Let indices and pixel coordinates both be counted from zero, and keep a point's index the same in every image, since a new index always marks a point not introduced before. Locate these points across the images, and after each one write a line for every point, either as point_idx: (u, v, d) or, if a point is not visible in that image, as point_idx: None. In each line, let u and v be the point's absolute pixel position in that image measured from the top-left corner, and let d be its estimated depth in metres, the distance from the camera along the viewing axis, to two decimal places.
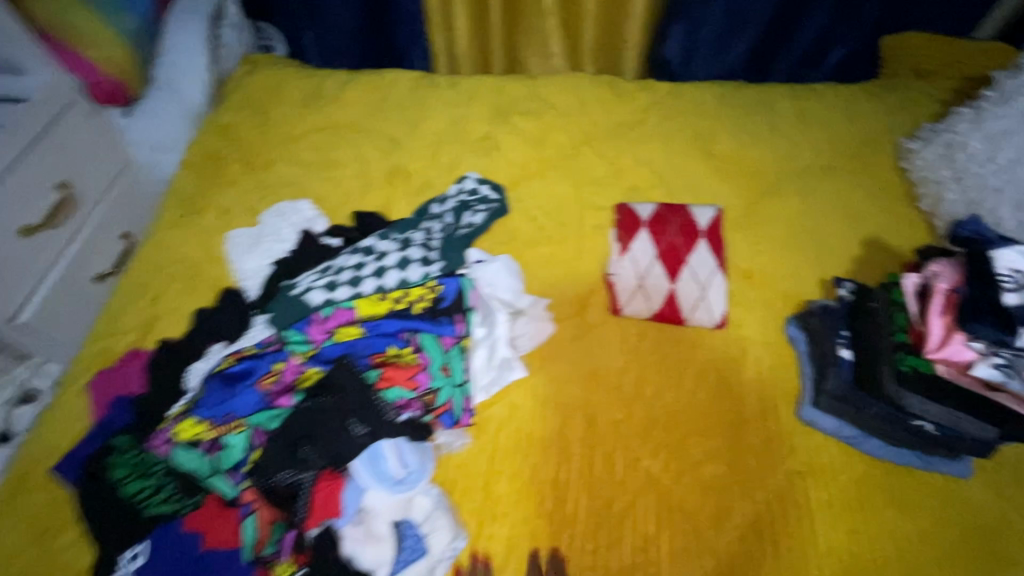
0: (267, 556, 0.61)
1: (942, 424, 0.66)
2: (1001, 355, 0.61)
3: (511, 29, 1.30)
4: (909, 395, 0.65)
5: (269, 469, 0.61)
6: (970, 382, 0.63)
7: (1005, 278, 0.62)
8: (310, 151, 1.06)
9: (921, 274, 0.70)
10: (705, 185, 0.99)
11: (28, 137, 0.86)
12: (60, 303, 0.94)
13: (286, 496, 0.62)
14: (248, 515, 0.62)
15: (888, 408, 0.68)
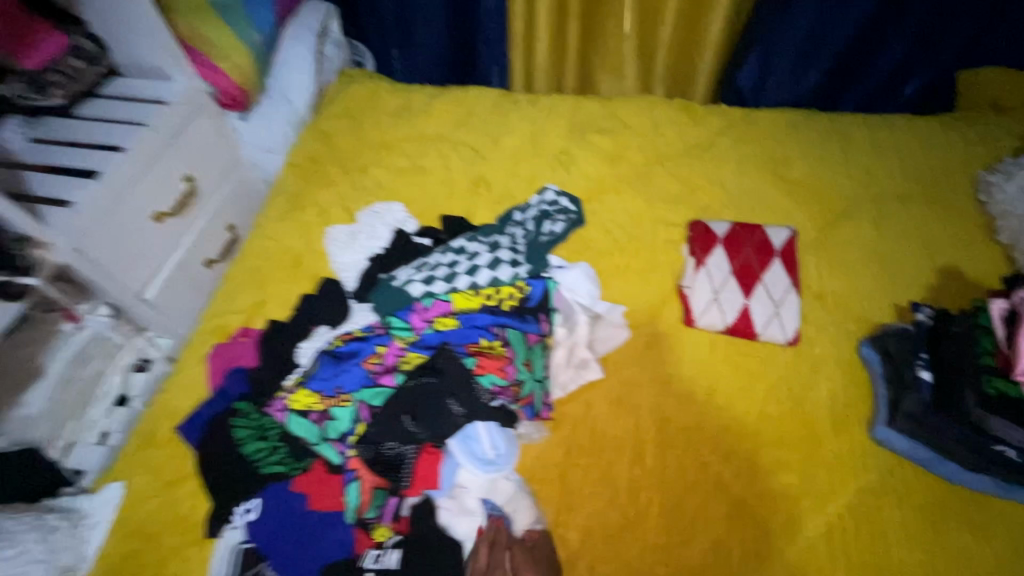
0: (369, 519, 0.68)
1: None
2: None
3: (587, 53, 1.38)
4: (994, 420, 0.67)
5: (378, 438, 0.71)
6: None
7: None
8: (401, 158, 1.15)
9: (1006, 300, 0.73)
10: (778, 208, 1.02)
11: (169, 134, 0.98)
12: (177, 283, 1.05)
13: (394, 464, 0.70)
14: (352, 480, 0.69)
15: (968, 432, 0.70)
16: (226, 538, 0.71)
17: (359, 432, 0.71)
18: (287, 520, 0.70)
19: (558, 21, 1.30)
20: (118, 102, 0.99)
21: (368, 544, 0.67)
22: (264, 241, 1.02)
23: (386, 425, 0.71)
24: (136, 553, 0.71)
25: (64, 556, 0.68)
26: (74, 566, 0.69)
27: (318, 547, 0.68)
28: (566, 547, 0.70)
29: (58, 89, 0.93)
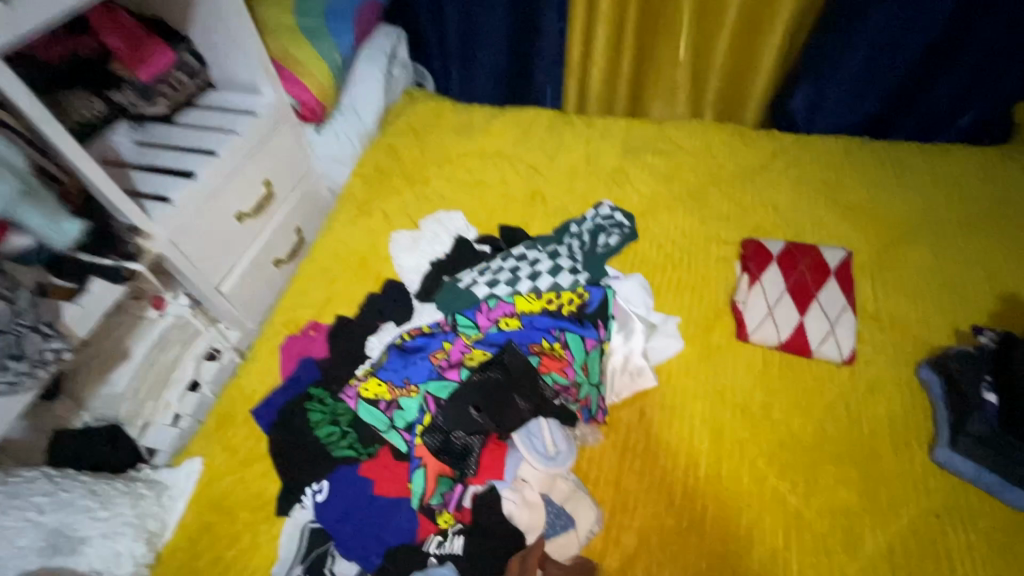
0: (434, 506, 0.72)
1: None
2: None
3: (639, 79, 1.43)
4: None
5: (448, 427, 0.74)
6: None
7: None
8: (462, 171, 1.21)
9: None
10: (832, 230, 1.04)
11: (256, 141, 1.07)
12: (249, 281, 1.13)
13: (461, 455, 0.74)
14: (417, 467, 0.73)
15: None
16: (295, 517, 0.74)
17: (424, 425, 0.75)
18: (355, 502, 0.74)
19: (614, 46, 1.35)
20: (214, 113, 1.08)
21: (430, 530, 0.72)
22: (333, 243, 1.08)
23: (453, 417, 0.75)
24: (212, 525, 0.75)
25: (150, 522, 0.73)
26: (158, 533, 0.73)
27: (384, 531, 0.72)
28: (622, 549, 0.70)
29: (163, 98, 1.03)
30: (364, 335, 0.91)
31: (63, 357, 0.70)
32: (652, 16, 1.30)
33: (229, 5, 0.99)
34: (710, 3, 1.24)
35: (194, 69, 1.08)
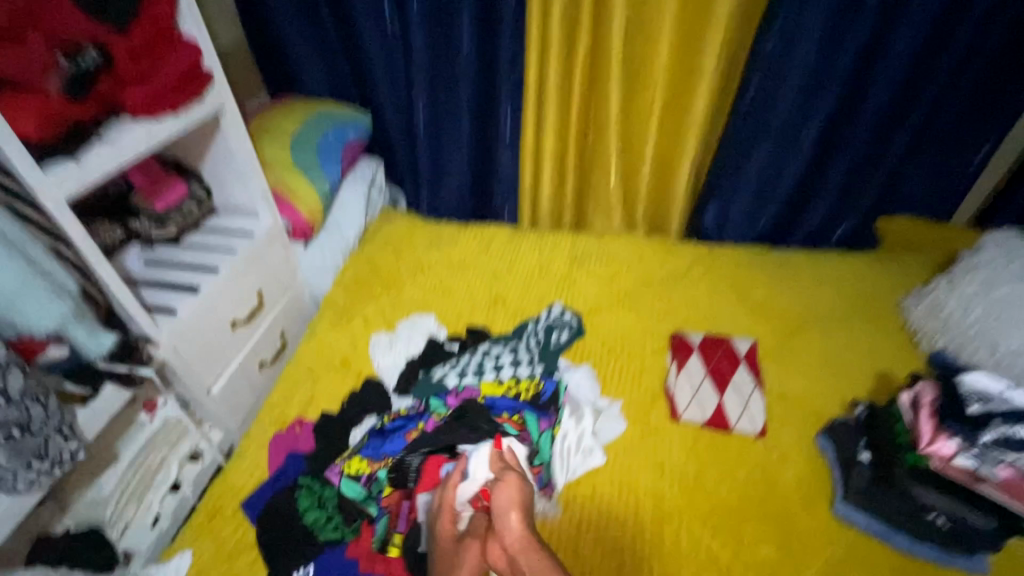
0: (389, 532, 0.86)
1: (951, 517, 0.81)
2: (974, 449, 0.77)
3: (581, 201, 1.72)
4: (920, 487, 0.82)
5: (404, 457, 0.90)
6: (959, 476, 0.78)
7: (972, 397, 0.80)
8: (433, 280, 1.40)
9: (911, 394, 0.87)
10: (742, 322, 1.26)
11: (253, 257, 1.23)
12: (236, 383, 1.22)
13: (403, 472, 0.89)
14: (382, 516, 0.87)
15: (904, 502, 0.84)
16: None
17: (394, 478, 0.89)
18: None
19: (559, 175, 1.64)
20: (215, 235, 1.25)
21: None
22: (318, 345, 1.21)
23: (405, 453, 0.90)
24: None
25: None
26: None
27: None
28: None
29: (174, 224, 1.17)
30: (348, 428, 1.02)
31: (77, 456, 0.78)
32: (587, 153, 1.61)
33: (241, 150, 1.19)
34: (631, 144, 1.55)
35: (201, 198, 1.24)
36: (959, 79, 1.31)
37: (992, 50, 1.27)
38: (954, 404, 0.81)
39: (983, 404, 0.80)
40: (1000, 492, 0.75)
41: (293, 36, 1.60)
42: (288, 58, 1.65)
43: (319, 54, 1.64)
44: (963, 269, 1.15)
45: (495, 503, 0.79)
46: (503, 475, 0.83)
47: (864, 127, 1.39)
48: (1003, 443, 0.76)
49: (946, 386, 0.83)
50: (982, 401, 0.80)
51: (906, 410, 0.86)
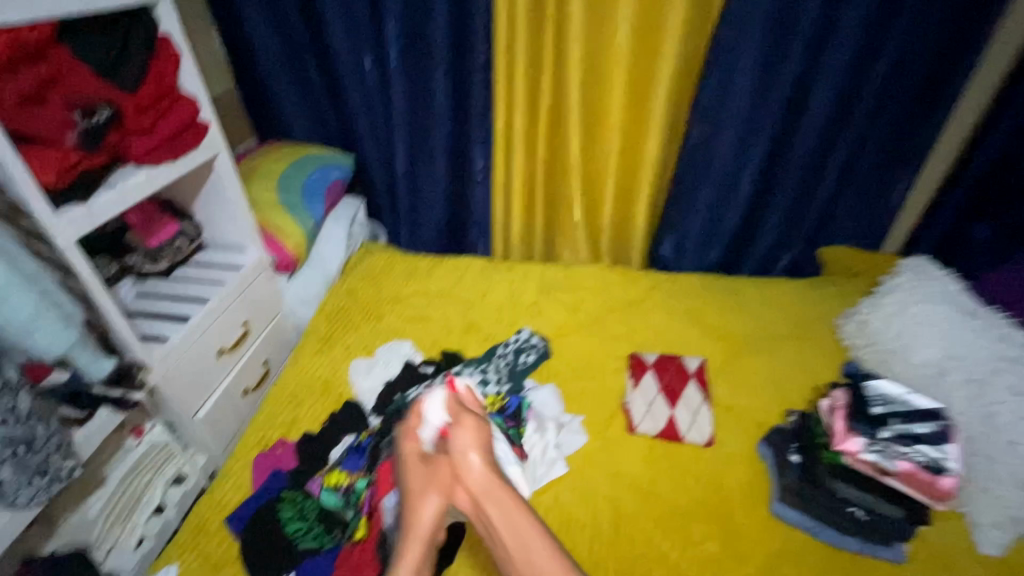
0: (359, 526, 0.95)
1: (867, 509, 0.95)
2: (876, 445, 0.95)
3: (549, 234, 1.85)
4: (838, 482, 0.98)
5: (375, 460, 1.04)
6: (868, 469, 0.95)
7: (875, 403, 1.01)
8: (409, 309, 1.49)
9: (830, 401, 1.05)
10: (694, 343, 1.38)
11: (240, 288, 1.31)
12: (221, 408, 1.29)
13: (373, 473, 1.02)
14: (356, 514, 0.97)
15: (828, 498, 0.98)
16: None
17: (368, 483, 1.01)
18: None
19: (528, 211, 1.78)
20: (205, 269, 1.33)
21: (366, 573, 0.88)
22: (300, 371, 1.29)
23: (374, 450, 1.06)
24: None
25: None
26: None
27: None
28: None
29: (165, 259, 1.26)
30: (328, 446, 1.09)
31: (74, 473, 0.84)
32: (553, 191, 1.75)
33: (231, 189, 1.29)
34: (592, 182, 1.69)
35: (193, 236, 1.33)
36: (875, 126, 1.48)
37: (900, 100, 1.43)
38: (859, 410, 1.00)
39: (882, 409, 0.99)
40: (902, 482, 0.92)
41: (280, 86, 1.74)
42: (276, 105, 1.78)
43: (304, 101, 1.77)
44: (886, 289, 1.25)
45: (455, 445, 0.84)
46: (460, 417, 0.87)
47: (796, 167, 1.55)
48: (897, 439, 0.94)
49: (855, 396, 1.02)
50: (882, 407, 1.00)
51: (826, 413, 1.03)
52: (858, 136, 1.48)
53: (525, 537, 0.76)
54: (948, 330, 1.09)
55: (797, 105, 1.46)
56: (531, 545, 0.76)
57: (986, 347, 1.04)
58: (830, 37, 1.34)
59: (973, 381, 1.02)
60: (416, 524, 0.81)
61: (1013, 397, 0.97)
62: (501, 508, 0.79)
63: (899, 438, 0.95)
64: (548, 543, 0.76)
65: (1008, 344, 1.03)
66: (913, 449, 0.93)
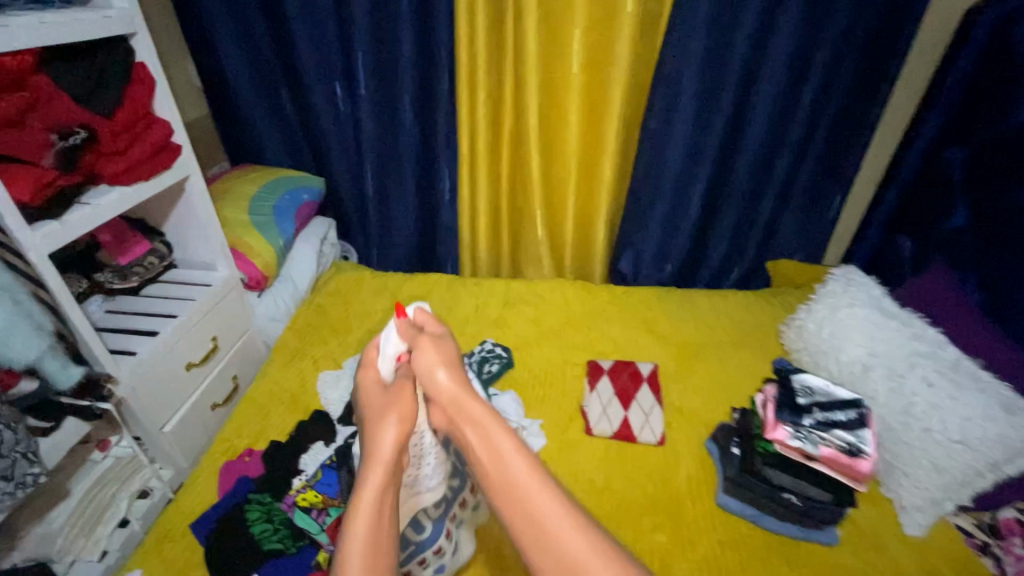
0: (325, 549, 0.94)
1: (800, 493, 1.01)
2: (799, 432, 1.02)
3: (515, 252, 1.93)
4: (770, 469, 1.04)
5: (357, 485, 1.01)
6: (796, 455, 1.02)
7: (801, 393, 1.09)
8: (378, 324, 1.54)
9: (763, 394, 1.13)
10: (648, 350, 1.46)
11: (210, 304, 1.35)
12: (188, 422, 1.31)
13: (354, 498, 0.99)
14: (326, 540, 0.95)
15: (766, 486, 1.03)
16: None
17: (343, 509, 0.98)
18: None
19: (493, 230, 1.86)
20: (175, 286, 1.37)
21: None
22: (269, 384, 1.32)
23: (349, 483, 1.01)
24: None
25: None
26: None
27: None
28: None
29: (136, 276, 1.28)
30: (295, 453, 1.12)
31: (38, 481, 0.86)
32: (517, 210, 1.84)
33: (203, 208, 1.34)
34: (553, 202, 1.79)
35: (164, 254, 1.36)
36: (809, 148, 1.61)
37: (830, 125, 1.58)
38: (785, 398, 1.08)
39: (807, 399, 1.08)
40: (824, 465, 1.00)
41: (253, 112, 1.81)
42: (248, 131, 1.84)
43: (277, 127, 1.84)
44: (820, 295, 1.36)
45: (421, 366, 0.88)
46: (419, 340, 0.91)
47: (739, 186, 1.68)
48: (817, 425, 1.02)
49: (782, 388, 1.10)
50: (807, 397, 1.08)
51: (759, 404, 1.11)
52: (794, 157, 1.61)
53: (494, 442, 0.80)
54: (872, 330, 1.20)
55: (737, 131, 1.59)
56: (500, 448, 0.79)
57: (905, 343, 1.14)
58: (760, 69, 1.48)
59: (894, 375, 1.11)
60: (378, 445, 0.78)
61: (929, 388, 1.05)
62: (470, 419, 0.83)
63: (819, 424, 1.02)
64: (516, 445, 0.80)
65: (923, 340, 1.12)
66: (831, 434, 1.01)
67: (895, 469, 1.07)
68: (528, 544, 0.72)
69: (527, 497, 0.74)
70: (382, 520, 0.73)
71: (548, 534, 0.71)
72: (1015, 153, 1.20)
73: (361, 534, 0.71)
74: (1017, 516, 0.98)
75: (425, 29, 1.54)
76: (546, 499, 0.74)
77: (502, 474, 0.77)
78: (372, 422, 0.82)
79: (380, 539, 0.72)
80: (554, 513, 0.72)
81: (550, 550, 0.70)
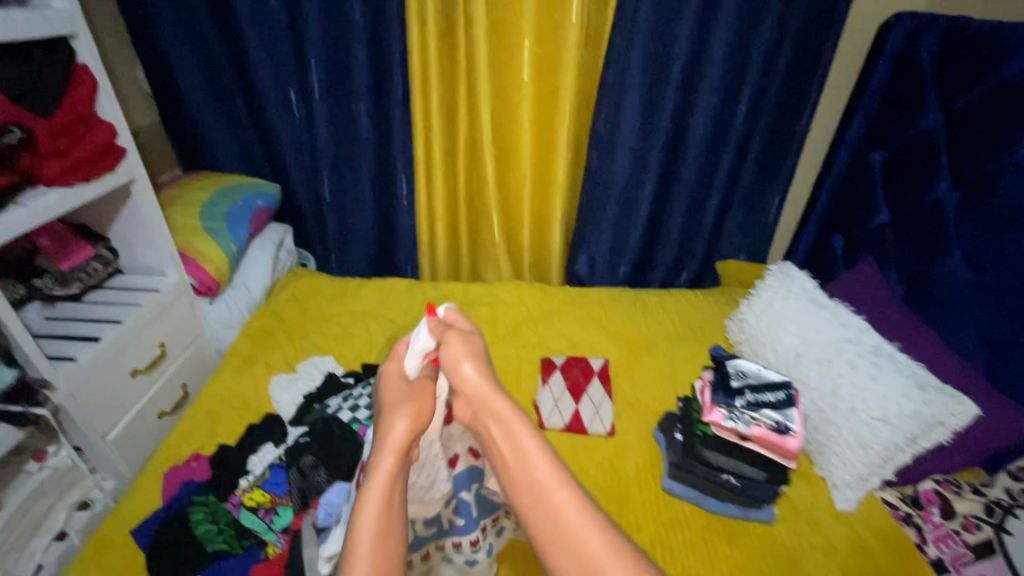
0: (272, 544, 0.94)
1: (736, 474, 1.08)
2: (732, 412, 1.08)
3: (473, 256, 1.96)
4: (708, 451, 1.10)
5: (310, 483, 1.01)
6: (730, 435, 1.09)
7: (734, 377, 1.16)
8: (334, 327, 1.54)
9: (703, 380, 1.20)
10: (600, 346, 1.51)
11: (158, 309, 1.33)
12: (133, 431, 1.28)
13: (306, 497, 1.00)
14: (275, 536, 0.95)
15: (706, 467, 1.09)
16: None
17: (292, 508, 0.98)
18: None
19: (451, 234, 1.89)
20: (120, 292, 1.35)
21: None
22: (219, 389, 1.31)
23: (299, 485, 1.00)
24: None
25: None
26: None
27: None
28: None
29: (77, 283, 1.26)
30: (244, 455, 1.10)
31: None
32: (474, 215, 1.87)
33: (149, 213, 1.32)
34: (509, 207, 1.83)
35: (108, 259, 1.34)
36: (747, 152, 1.71)
37: (766, 131, 1.67)
38: (720, 382, 1.15)
39: (740, 381, 1.14)
40: (758, 444, 1.06)
41: (206, 119, 1.80)
42: (201, 137, 1.83)
43: (230, 134, 1.83)
44: (759, 288, 1.44)
45: (446, 359, 0.82)
46: (447, 334, 0.84)
47: (685, 190, 1.76)
48: (747, 405, 1.08)
49: (717, 374, 1.17)
50: (740, 380, 1.15)
51: (698, 390, 1.18)
52: (733, 162, 1.71)
53: (517, 438, 0.76)
54: (803, 320, 1.27)
55: (681, 137, 1.67)
56: (522, 444, 0.75)
57: (832, 330, 1.22)
58: (699, 78, 1.56)
59: (822, 360, 1.18)
60: (390, 434, 0.75)
61: (852, 370, 1.12)
62: (493, 414, 0.78)
63: (749, 405, 1.09)
64: (541, 443, 0.76)
65: (848, 327, 1.21)
66: (761, 414, 1.07)
67: (826, 449, 1.12)
68: (547, 539, 0.70)
69: (546, 494, 0.72)
70: (392, 511, 0.71)
71: (569, 535, 0.68)
72: (924, 154, 1.30)
73: (370, 525, 0.68)
74: (935, 487, 1.05)
75: (378, 38, 1.58)
76: (567, 500, 0.71)
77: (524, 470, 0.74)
78: (386, 412, 0.79)
79: (389, 530, 0.69)
80: (577, 511, 0.70)
81: (570, 549, 0.67)
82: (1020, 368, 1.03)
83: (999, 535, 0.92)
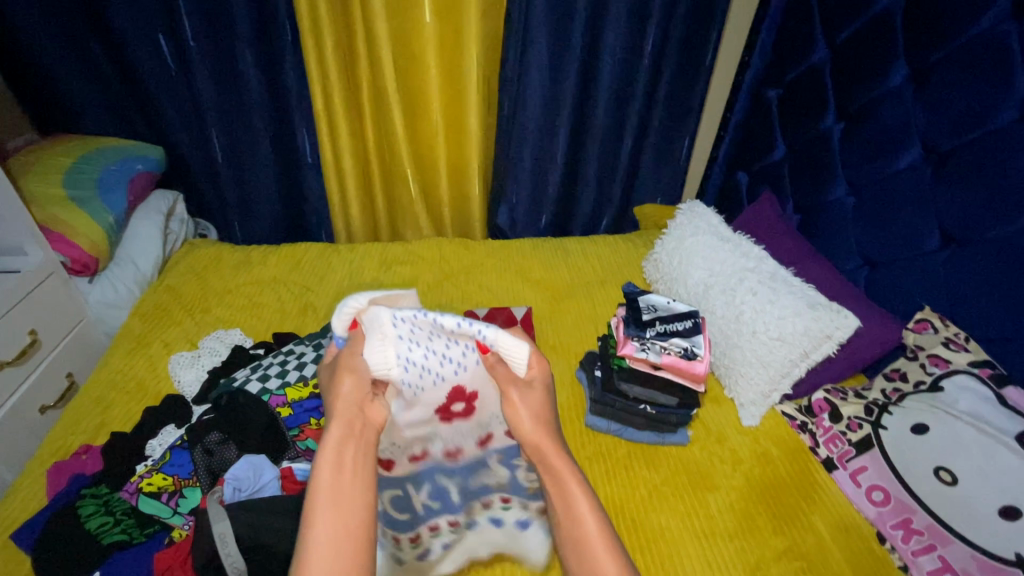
0: (178, 525, 0.89)
1: (653, 403, 1.13)
2: (646, 345, 1.16)
3: (390, 215, 1.88)
4: (624, 383, 1.14)
5: (212, 461, 0.95)
6: (644, 366, 1.16)
7: (645, 310, 1.24)
8: (241, 298, 1.43)
9: (617, 317, 1.26)
10: (524, 294, 1.50)
11: (20, 293, 1.18)
12: (9, 428, 1.14)
13: (214, 475, 0.95)
14: (178, 516, 0.90)
15: (622, 399, 1.14)
16: None
17: (195, 488, 0.93)
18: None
19: (365, 193, 1.79)
20: None
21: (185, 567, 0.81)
22: (109, 373, 1.19)
23: (206, 463, 0.95)
24: None
25: None
26: None
27: None
28: None
29: None
30: (141, 440, 1.02)
31: None
32: (387, 171, 1.77)
33: None
34: (422, 160, 1.76)
35: None
36: (655, 96, 1.72)
37: (674, 72, 1.67)
38: (631, 316, 1.21)
39: (650, 314, 1.22)
40: (671, 372, 1.15)
41: (60, 75, 1.55)
42: (57, 96, 1.59)
43: (93, 92, 1.60)
44: (674, 224, 1.47)
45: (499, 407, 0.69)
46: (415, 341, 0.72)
47: (598, 136, 1.75)
48: (658, 335, 1.16)
49: (629, 310, 1.23)
50: (650, 312, 1.23)
51: (613, 326, 1.24)
52: (643, 106, 1.71)
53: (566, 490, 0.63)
54: (712, 253, 1.33)
55: (589, 81, 1.65)
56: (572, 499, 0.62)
57: (737, 261, 1.28)
58: (603, 19, 1.52)
59: (728, 289, 1.24)
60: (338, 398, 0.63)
61: (754, 296, 1.18)
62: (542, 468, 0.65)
63: (660, 334, 1.16)
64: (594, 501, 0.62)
65: (750, 256, 1.28)
66: (670, 342, 1.14)
67: (732, 371, 1.20)
68: None
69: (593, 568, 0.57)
70: (361, 470, 0.58)
71: None
72: (813, 89, 1.36)
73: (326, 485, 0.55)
74: (826, 396, 1.10)
75: None
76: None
77: (573, 542, 0.59)
78: (337, 361, 0.67)
79: (352, 498, 0.55)
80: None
81: None
82: (894, 283, 1.14)
83: (876, 431, 1.00)
